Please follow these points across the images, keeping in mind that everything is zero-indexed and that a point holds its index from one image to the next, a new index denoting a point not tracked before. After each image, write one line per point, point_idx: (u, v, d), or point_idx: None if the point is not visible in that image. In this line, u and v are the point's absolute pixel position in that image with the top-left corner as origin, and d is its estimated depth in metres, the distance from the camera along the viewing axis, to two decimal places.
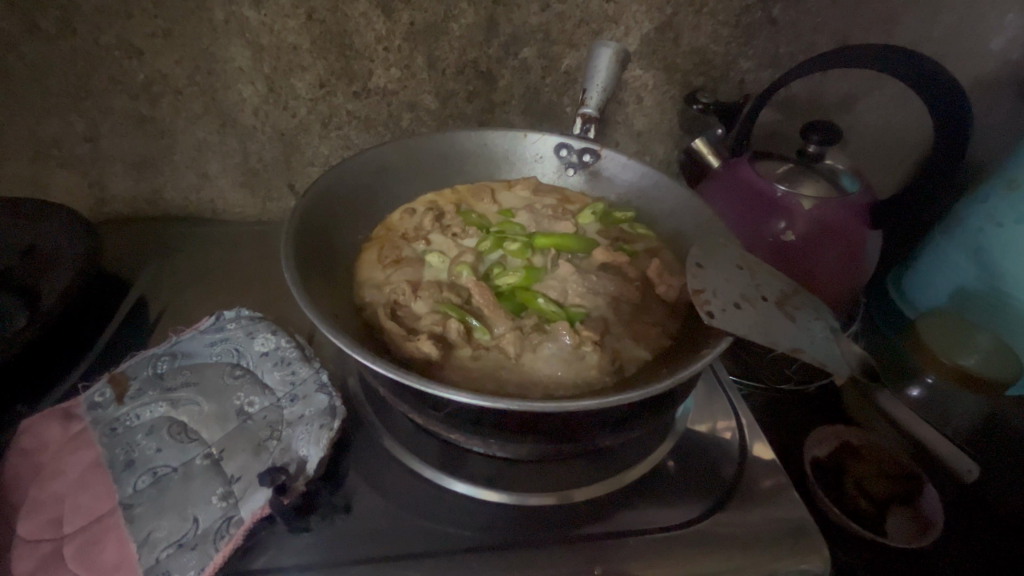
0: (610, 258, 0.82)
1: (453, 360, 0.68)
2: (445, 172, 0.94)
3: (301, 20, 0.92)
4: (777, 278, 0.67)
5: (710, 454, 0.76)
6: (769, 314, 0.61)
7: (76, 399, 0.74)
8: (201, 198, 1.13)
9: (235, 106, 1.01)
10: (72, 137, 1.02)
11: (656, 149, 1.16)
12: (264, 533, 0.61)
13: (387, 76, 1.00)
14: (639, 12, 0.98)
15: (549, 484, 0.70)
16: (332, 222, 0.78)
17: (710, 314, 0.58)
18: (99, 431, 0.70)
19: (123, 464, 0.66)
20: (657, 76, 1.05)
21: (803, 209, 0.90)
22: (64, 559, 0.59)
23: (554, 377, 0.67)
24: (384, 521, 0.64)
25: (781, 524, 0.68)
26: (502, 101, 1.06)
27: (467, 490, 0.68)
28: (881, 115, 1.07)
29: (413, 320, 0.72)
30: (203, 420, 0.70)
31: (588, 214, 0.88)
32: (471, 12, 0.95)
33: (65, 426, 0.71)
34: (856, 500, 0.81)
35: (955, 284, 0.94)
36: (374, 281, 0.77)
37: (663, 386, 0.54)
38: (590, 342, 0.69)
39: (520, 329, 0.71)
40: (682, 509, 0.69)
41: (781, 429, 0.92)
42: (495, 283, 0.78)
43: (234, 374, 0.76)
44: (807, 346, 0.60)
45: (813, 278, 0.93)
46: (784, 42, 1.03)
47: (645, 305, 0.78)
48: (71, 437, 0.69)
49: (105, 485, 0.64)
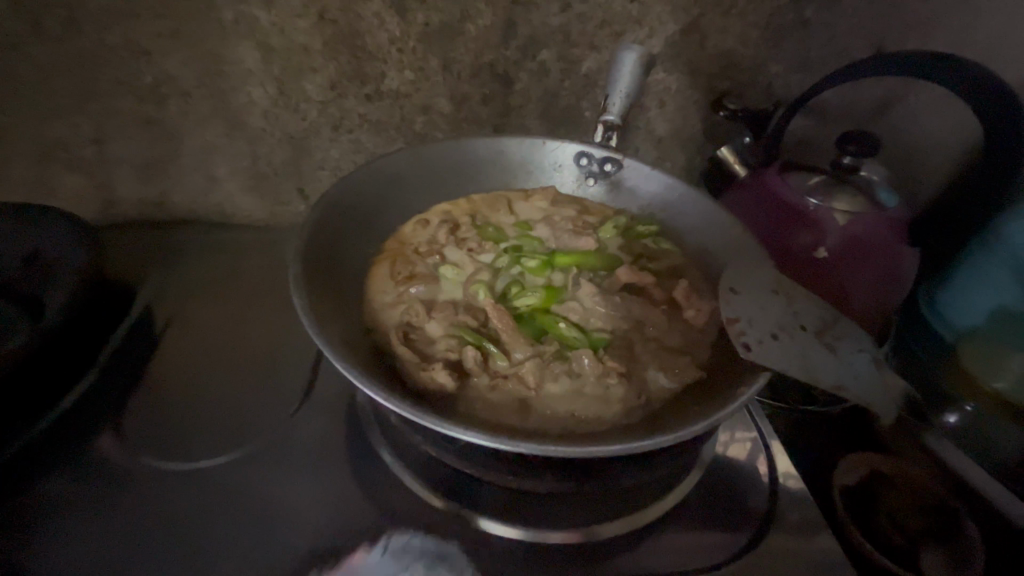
0: (634, 279, 0.77)
1: (469, 391, 0.64)
2: (459, 181, 0.90)
3: (312, 20, 0.89)
4: (815, 303, 0.63)
5: (738, 483, 0.73)
6: (809, 346, 0.57)
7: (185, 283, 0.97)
8: (210, 202, 1.10)
9: (245, 108, 0.98)
10: (80, 139, 0.99)
11: (678, 155, 1.10)
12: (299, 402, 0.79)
13: (400, 79, 0.96)
14: (664, 13, 0.93)
15: (573, 520, 0.67)
16: (341, 240, 0.75)
17: (746, 347, 0.55)
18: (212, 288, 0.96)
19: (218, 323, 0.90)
20: (681, 80, 1.00)
21: (838, 223, 0.86)
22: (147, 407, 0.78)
23: (577, 409, 0.64)
24: (399, 552, 0.64)
25: (809, 560, 0.66)
26: (519, 105, 1.02)
27: (482, 527, 0.66)
28: (920, 121, 0.99)
29: (426, 344, 0.68)
30: (241, 414, 0.78)
31: (610, 227, 0.84)
32: (489, 13, 0.91)
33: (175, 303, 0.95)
34: (889, 533, 0.76)
35: (995, 303, 0.88)
36: (386, 300, 0.74)
37: (695, 431, 0.52)
38: (615, 373, 0.66)
39: (540, 357, 0.67)
40: (710, 546, 0.66)
41: (812, 453, 0.87)
42: (513, 303, 0.74)
43: (250, 336, 0.91)
44: (849, 384, 0.56)
45: (848, 298, 0.88)
46: (815, 45, 0.98)
47: (670, 327, 0.74)
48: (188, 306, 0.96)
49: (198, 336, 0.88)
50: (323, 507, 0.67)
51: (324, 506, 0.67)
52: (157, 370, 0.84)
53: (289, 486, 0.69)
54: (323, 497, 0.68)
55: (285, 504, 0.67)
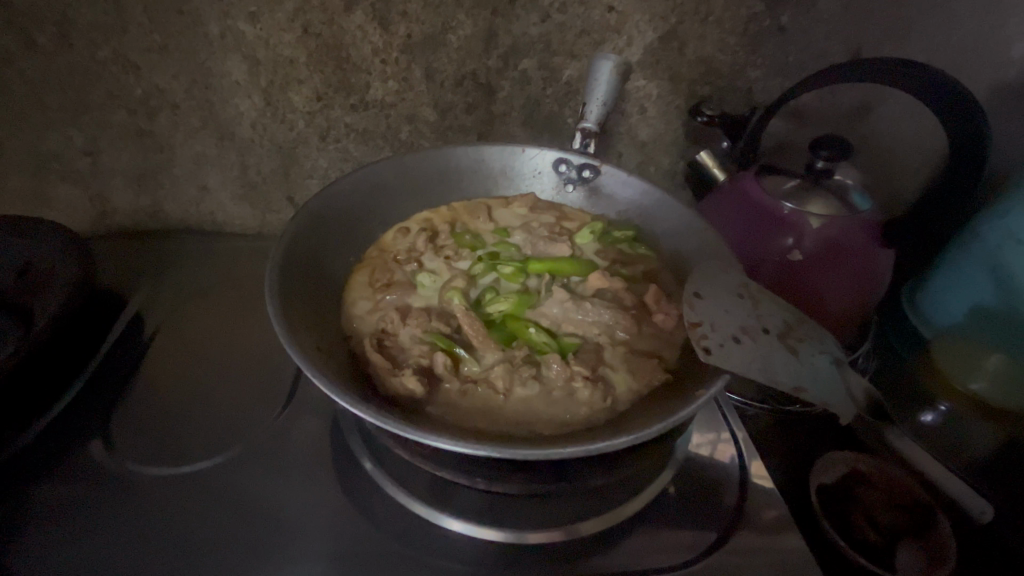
0: (606, 284, 0.79)
1: (440, 395, 0.66)
2: (439, 188, 0.92)
3: (297, 34, 0.91)
4: (780, 306, 0.65)
5: (712, 482, 0.75)
6: (769, 348, 0.59)
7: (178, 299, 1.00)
8: (202, 211, 1.12)
9: (233, 120, 1.00)
10: (73, 151, 1.01)
11: (661, 160, 1.12)
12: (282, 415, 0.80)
13: (384, 89, 0.98)
14: (642, 21, 0.95)
15: (548, 519, 0.68)
16: (321, 249, 0.77)
17: (707, 350, 0.57)
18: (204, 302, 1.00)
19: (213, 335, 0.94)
20: (661, 86, 1.02)
21: (811, 228, 0.87)
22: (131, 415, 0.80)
23: (544, 413, 0.65)
24: (379, 553, 0.65)
25: (780, 557, 0.67)
26: (502, 113, 1.04)
27: (463, 529, 0.67)
28: (894, 126, 1.02)
29: (401, 350, 0.70)
30: (229, 419, 0.80)
31: (586, 233, 0.86)
32: (470, 23, 0.93)
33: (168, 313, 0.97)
34: (863, 530, 0.77)
35: (973, 301, 0.89)
36: (364, 307, 0.76)
37: (656, 430, 0.54)
38: (582, 377, 0.67)
39: (510, 362, 0.69)
40: (683, 544, 0.68)
41: (787, 453, 0.88)
42: (486, 310, 0.76)
43: (236, 342, 0.93)
44: (808, 384, 0.58)
45: (821, 301, 0.89)
46: (792, 51, 0.99)
47: (643, 330, 0.76)
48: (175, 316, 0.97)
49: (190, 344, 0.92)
50: (304, 509, 0.69)
51: (307, 508, 0.69)
52: (146, 377, 0.86)
53: (269, 491, 0.70)
54: (304, 500, 0.70)
55: (265, 508, 0.69)
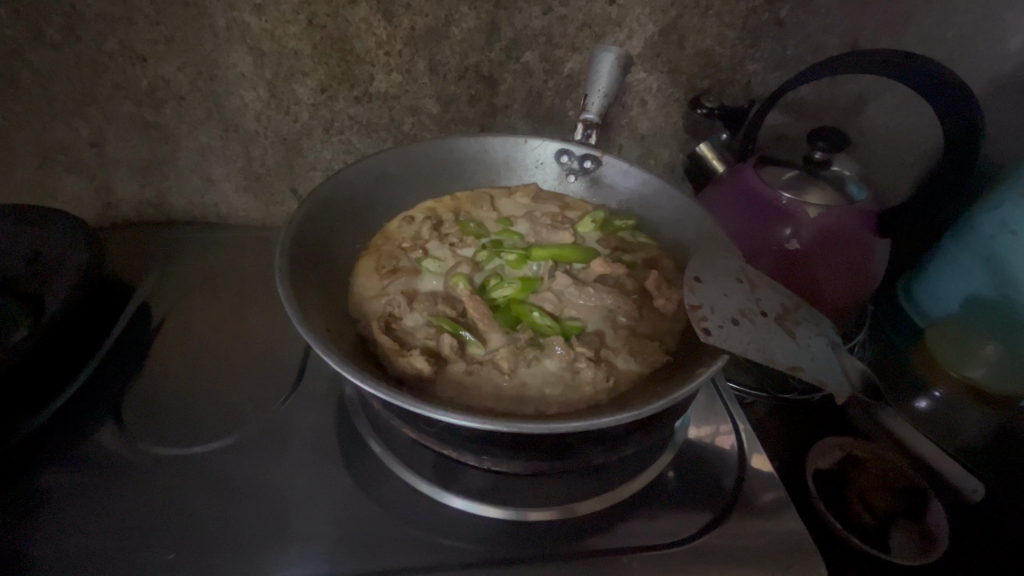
0: (608, 270, 0.81)
1: (446, 375, 0.68)
2: (444, 179, 0.94)
3: (302, 26, 0.92)
4: (777, 291, 0.67)
5: (709, 465, 0.77)
6: (767, 331, 0.61)
7: (185, 290, 1.01)
8: (206, 202, 1.13)
9: (238, 111, 1.01)
10: (79, 143, 1.02)
11: (660, 152, 1.13)
12: (290, 401, 0.82)
13: (388, 81, 0.99)
14: (643, 15, 0.96)
15: (552, 498, 0.71)
16: (329, 235, 0.79)
17: (707, 331, 0.58)
18: (210, 291, 1.01)
19: (220, 324, 0.95)
20: (660, 80, 1.03)
21: (809, 217, 0.88)
22: (140, 399, 0.81)
23: (547, 393, 0.67)
24: (385, 532, 0.67)
25: (774, 539, 0.69)
26: (504, 105, 1.05)
27: (466, 506, 0.69)
28: (894, 119, 1.03)
29: (407, 333, 0.72)
30: (238, 402, 0.81)
31: (588, 222, 0.88)
32: (473, 16, 0.94)
33: (174, 302, 0.98)
34: (859, 515, 0.78)
35: (968, 291, 0.90)
36: (372, 292, 0.78)
37: (656, 407, 0.56)
38: (585, 358, 0.70)
39: (514, 344, 0.72)
40: (682, 522, 0.70)
41: (782, 438, 0.90)
42: (491, 294, 0.78)
43: (243, 329, 0.94)
44: (804, 364, 0.60)
45: (818, 289, 0.91)
46: (791, 43, 1.00)
47: (643, 316, 0.78)
48: (180, 304, 0.98)
49: (198, 334, 0.93)
50: (311, 491, 0.70)
51: (314, 490, 0.70)
52: (155, 363, 0.87)
53: (276, 474, 0.72)
54: (312, 483, 0.71)
55: (273, 491, 0.70)
